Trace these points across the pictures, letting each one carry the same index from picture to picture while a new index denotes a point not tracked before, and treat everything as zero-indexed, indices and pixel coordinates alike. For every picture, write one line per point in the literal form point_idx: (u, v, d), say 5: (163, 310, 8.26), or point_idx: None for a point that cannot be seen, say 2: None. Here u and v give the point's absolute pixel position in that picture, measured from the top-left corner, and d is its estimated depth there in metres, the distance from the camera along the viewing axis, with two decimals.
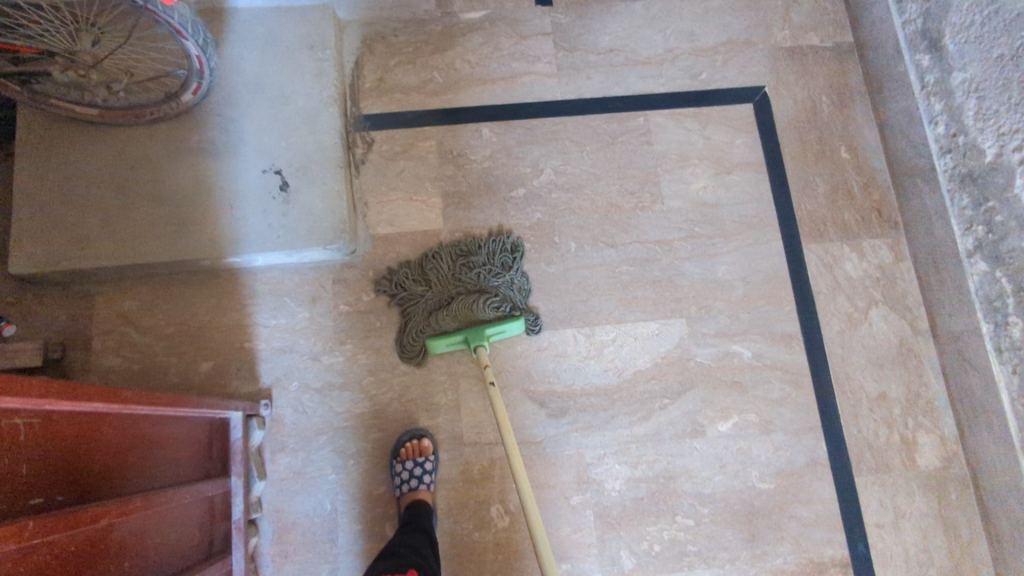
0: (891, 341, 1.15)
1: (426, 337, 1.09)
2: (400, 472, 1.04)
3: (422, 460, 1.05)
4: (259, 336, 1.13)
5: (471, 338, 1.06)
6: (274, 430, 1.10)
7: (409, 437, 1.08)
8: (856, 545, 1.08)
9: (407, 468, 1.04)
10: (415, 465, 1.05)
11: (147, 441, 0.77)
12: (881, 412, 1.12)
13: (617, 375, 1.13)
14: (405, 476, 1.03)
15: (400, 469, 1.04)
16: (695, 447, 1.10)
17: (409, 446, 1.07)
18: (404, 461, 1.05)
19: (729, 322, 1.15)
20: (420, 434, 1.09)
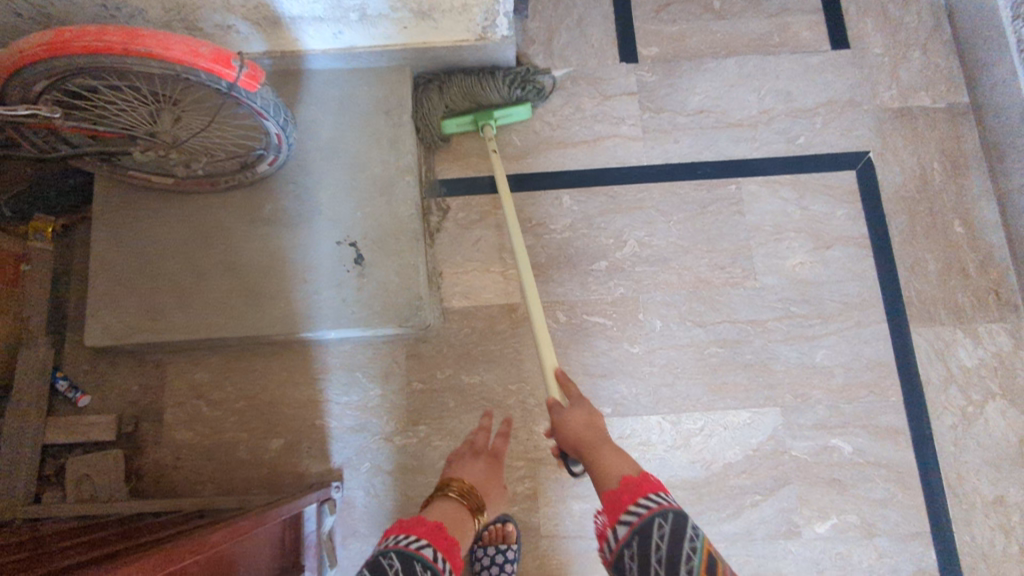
0: (1010, 440, 1.05)
1: (440, 114, 1.18)
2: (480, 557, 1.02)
3: (503, 548, 1.01)
4: (331, 413, 1.10)
5: (480, 118, 1.15)
6: (346, 513, 1.07)
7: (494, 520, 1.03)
8: None
9: (487, 554, 1.01)
10: (495, 551, 1.01)
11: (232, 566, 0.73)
12: (998, 518, 1.03)
13: (705, 468, 1.06)
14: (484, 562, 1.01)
15: (480, 553, 1.02)
16: (790, 549, 1.03)
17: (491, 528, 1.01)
18: (486, 546, 1.02)
19: (828, 413, 1.07)
20: (505, 518, 1.03)
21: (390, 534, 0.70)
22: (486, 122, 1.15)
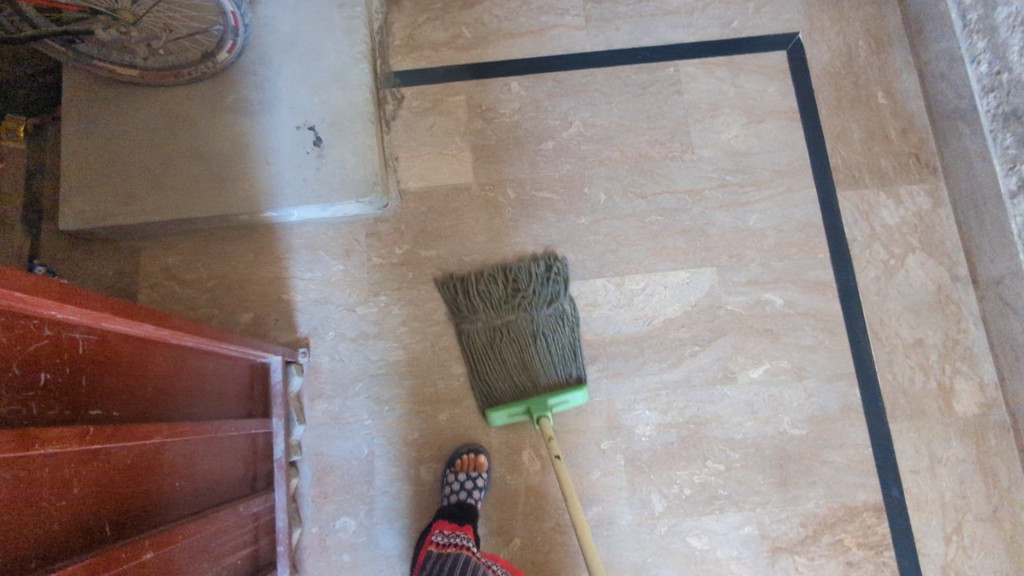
0: (928, 288, 1.13)
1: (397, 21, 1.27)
2: (451, 482, 1.05)
3: (474, 476, 1.05)
4: (296, 288, 1.17)
5: (534, 408, 1.03)
6: (312, 377, 1.13)
7: (467, 450, 1.08)
8: (890, 489, 1.06)
9: (458, 480, 1.04)
10: (467, 478, 1.05)
11: (197, 373, 0.81)
12: (917, 358, 1.11)
13: (647, 324, 1.13)
14: (455, 488, 1.04)
15: (451, 479, 1.05)
16: (726, 393, 1.10)
17: (464, 458, 1.07)
18: (457, 473, 1.05)
19: (761, 271, 1.15)
20: (478, 449, 1.08)
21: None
22: (542, 414, 1.03)
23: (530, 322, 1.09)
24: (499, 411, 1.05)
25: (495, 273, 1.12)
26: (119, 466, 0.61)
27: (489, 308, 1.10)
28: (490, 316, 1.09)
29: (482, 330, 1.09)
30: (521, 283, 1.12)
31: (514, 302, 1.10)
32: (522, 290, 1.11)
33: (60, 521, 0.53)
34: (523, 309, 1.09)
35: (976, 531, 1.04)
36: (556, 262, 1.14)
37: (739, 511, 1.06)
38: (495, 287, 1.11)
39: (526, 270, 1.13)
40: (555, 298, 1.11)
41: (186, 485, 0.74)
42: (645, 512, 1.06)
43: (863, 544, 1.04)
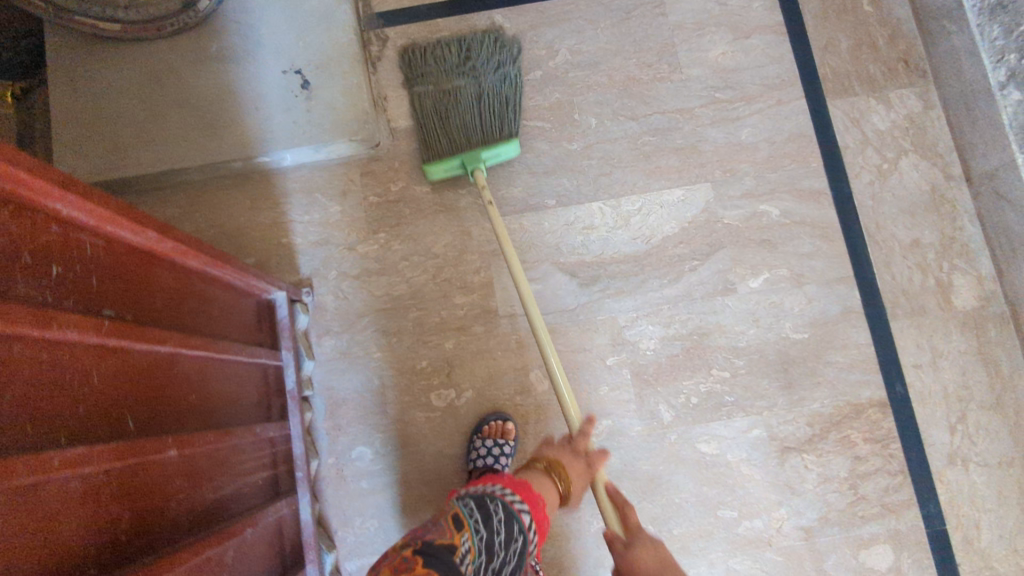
0: (923, 189, 1.13)
1: None
2: (477, 448, 1.05)
3: (501, 443, 1.05)
4: (295, 231, 1.18)
5: (468, 161, 1.09)
6: (319, 316, 1.15)
7: (494, 417, 1.09)
8: (894, 385, 1.08)
9: (485, 446, 1.05)
10: (494, 443, 1.05)
11: (205, 296, 0.82)
12: (916, 257, 1.12)
13: (645, 243, 1.14)
14: (482, 453, 1.04)
15: (478, 444, 1.06)
16: (728, 304, 1.12)
17: (491, 425, 1.08)
18: (485, 439, 1.06)
19: (755, 184, 1.15)
20: (505, 417, 1.09)
21: (499, 481, 0.72)
22: (476, 166, 1.09)
23: (475, 86, 1.14)
24: (435, 163, 1.11)
25: (454, 46, 1.17)
26: (134, 366, 0.63)
27: (438, 66, 1.17)
28: (439, 74, 1.16)
29: (430, 89, 1.16)
30: (473, 52, 1.17)
31: (468, 62, 1.16)
32: (473, 55, 1.17)
33: (85, 408, 0.54)
34: (473, 77, 1.14)
35: (979, 419, 1.07)
36: (509, 40, 1.20)
37: (746, 415, 1.08)
38: (445, 50, 1.18)
39: (472, 40, 1.19)
40: (504, 67, 1.17)
41: (203, 400, 0.76)
42: (654, 423, 1.09)
43: (870, 439, 1.07)
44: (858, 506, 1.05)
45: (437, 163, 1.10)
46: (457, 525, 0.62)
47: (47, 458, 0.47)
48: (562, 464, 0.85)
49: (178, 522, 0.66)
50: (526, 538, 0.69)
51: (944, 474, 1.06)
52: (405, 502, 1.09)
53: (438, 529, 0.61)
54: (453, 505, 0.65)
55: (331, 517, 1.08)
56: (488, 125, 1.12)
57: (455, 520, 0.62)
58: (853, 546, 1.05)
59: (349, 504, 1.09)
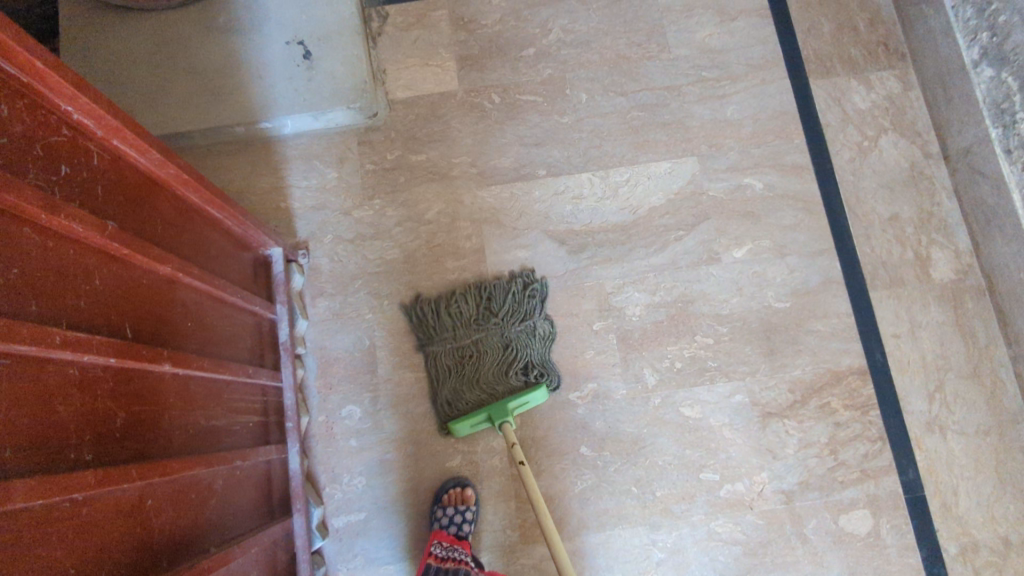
0: (901, 165, 1.18)
1: None
2: (440, 518, 1.04)
3: (462, 510, 1.05)
4: (294, 197, 1.21)
5: (495, 414, 1.03)
6: (313, 278, 1.18)
7: (453, 484, 1.08)
8: (873, 354, 1.10)
9: (446, 515, 1.04)
10: (455, 512, 1.05)
11: (203, 236, 0.84)
12: (895, 231, 1.15)
13: (632, 213, 1.18)
14: (445, 522, 1.03)
15: (440, 514, 1.04)
16: (712, 272, 1.15)
17: (451, 492, 1.07)
18: (445, 508, 1.05)
19: (740, 158, 1.19)
20: (464, 483, 1.08)
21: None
22: (503, 419, 1.02)
23: (501, 337, 1.08)
24: (460, 422, 1.04)
25: (470, 294, 1.12)
26: (133, 277, 0.65)
27: (460, 327, 1.09)
28: (461, 338, 1.08)
29: (450, 353, 1.08)
30: (494, 300, 1.11)
31: (490, 328, 1.08)
32: (495, 309, 1.10)
33: (86, 302, 0.57)
34: (498, 329, 1.08)
35: (957, 388, 1.08)
36: (535, 281, 1.13)
37: (729, 380, 1.10)
38: (466, 307, 1.11)
39: (494, 288, 1.12)
40: (529, 314, 1.10)
41: (196, 331, 0.78)
42: (638, 387, 1.11)
43: (850, 406, 1.08)
44: (838, 471, 1.06)
45: (464, 421, 1.03)
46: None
47: (48, 330, 0.50)
48: None
49: (170, 437, 0.68)
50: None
51: (923, 441, 1.06)
52: (393, 460, 1.11)
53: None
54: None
55: (319, 473, 1.10)
56: (511, 369, 1.05)
57: None
58: (833, 511, 1.05)
59: (336, 461, 1.10)
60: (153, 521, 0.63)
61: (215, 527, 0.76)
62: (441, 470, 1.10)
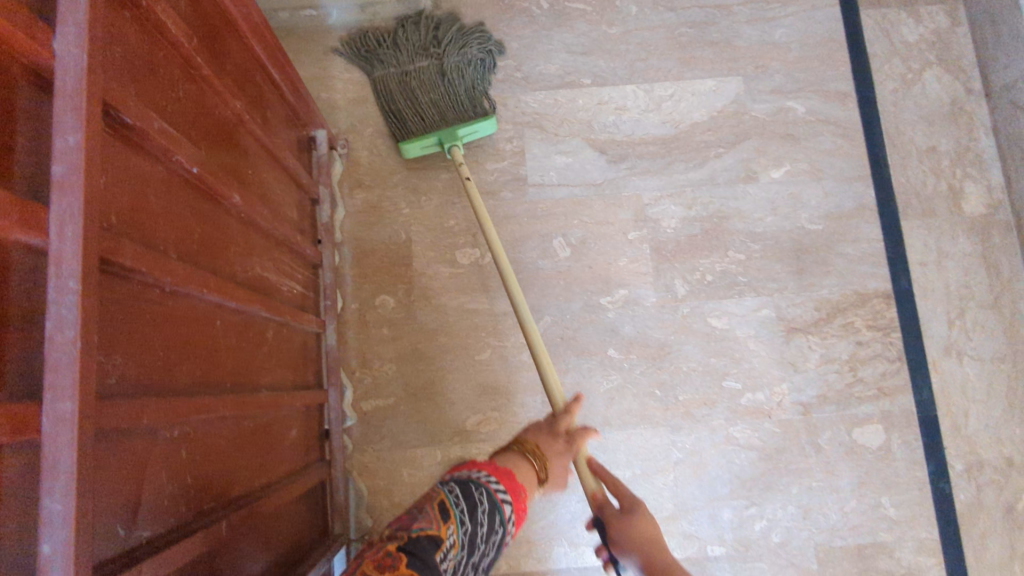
0: (942, 99, 1.18)
1: None
2: None
3: None
4: (336, 88, 1.22)
5: (445, 138, 1.11)
6: (352, 170, 1.19)
7: (464, 469, 1.06)
8: (899, 279, 1.13)
9: None
10: None
11: (263, 95, 0.85)
12: (931, 162, 1.16)
13: (674, 127, 1.19)
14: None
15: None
16: (748, 191, 1.16)
17: None
18: None
19: (784, 81, 1.20)
20: None
21: (483, 466, 0.62)
22: (453, 143, 1.11)
23: (437, 66, 1.16)
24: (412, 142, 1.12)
25: (430, 25, 1.18)
26: (209, 104, 0.66)
27: (403, 46, 1.18)
28: (407, 59, 1.17)
29: (392, 62, 1.18)
30: (441, 31, 1.18)
31: (436, 38, 1.18)
32: (440, 38, 1.17)
33: (176, 110, 0.58)
34: (442, 49, 1.16)
35: (977, 316, 1.11)
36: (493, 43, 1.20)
37: (757, 296, 1.12)
38: (415, 36, 1.18)
39: (432, 21, 1.20)
40: (465, 46, 1.18)
41: (256, 181, 0.79)
42: (668, 295, 1.13)
43: (872, 326, 1.11)
44: (856, 387, 1.09)
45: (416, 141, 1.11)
46: (444, 515, 0.54)
47: (150, 116, 0.50)
48: (542, 450, 0.71)
49: (236, 272, 0.70)
50: (503, 529, 0.59)
51: (939, 364, 1.10)
52: (423, 349, 1.12)
53: (426, 517, 0.53)
54: (435, 488, 0.57)
55: (350, 358, 1.11)
56: (459, 91, 1.15)
57: (442, 509, 0.54)
58: (847, 423, 1.08)
59: (368, 348, 1.12)
60: (222, 341, 0.64)
61: (267, 373, 0.77)
62: (471, 363, 1.11)
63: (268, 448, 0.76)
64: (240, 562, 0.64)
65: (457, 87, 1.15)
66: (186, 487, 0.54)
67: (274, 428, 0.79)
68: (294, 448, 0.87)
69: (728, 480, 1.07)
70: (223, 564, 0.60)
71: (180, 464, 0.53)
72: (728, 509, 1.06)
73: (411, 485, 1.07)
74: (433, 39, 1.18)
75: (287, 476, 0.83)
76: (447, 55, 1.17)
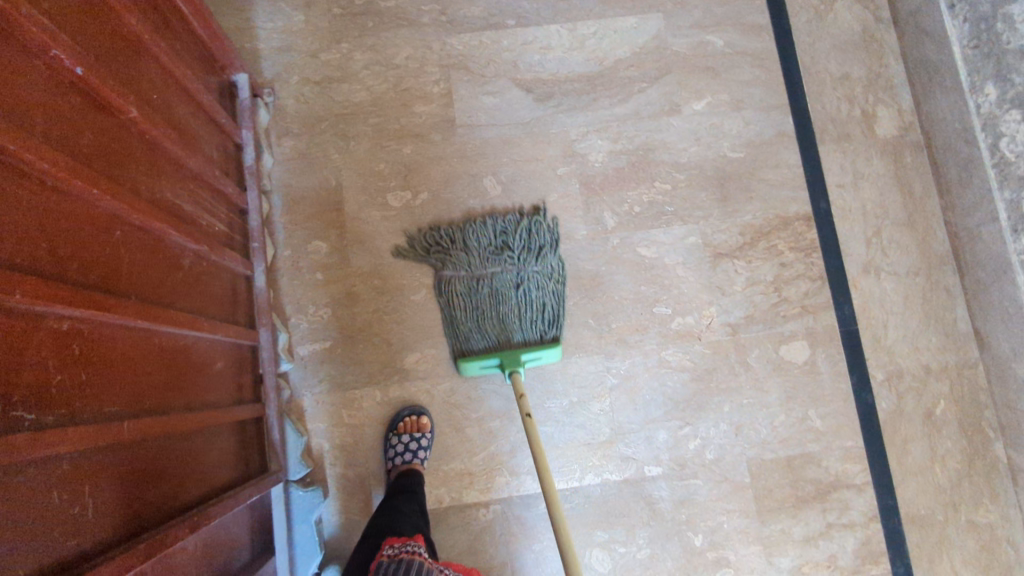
0: (853, 28, 1.22)
1: None
2: (394, 445, 1.03)
3: (418, 436, 1.04)
4: (258, 38, 1.20)
5: (507, 362, 1.03)
6: (279, 119, 1.18)
7: (408, 412, 1.07)
8: (818, 203, 1.17)
9: (402, 441, 1.03)
10: (410, 439, 1.04)
11: (170, 27, 0.84)
12: (844, 90, 1.21)
13: (598, 65, 1.21)
14: (399, 450, 1.02)
15: (395, 442, 1.03)
16: (672, 123, 1.19)
17: (406, 421, 1.06)
18: (401, 435, 1.04)
19: (703, 16, 1.22)
20: (420, 410, 1.07)
21: None
22: (514, 367, 1.03)
23: (515, 274, 1.07)
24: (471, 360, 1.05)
25: (490, 224, 1.10)
26: (99, 17, 0.65)
27: (472, 248, 1.08)
28: (478, 260, 1.07)
29: (463, 271, 1.07)
30: (510, 236, 1.09)
31: (499, 253, 1.07)
32: (482, 251, 1.07)
33: (54, 10, 0.57)
34: (518, 268, 1.07)
35: (892, 233, 1.16)
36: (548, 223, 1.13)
37: (684, 224, 1.15)
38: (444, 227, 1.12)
39: (506, 221, 1.12)
40: (545, 251, 1.09)
41: (165, 109, 0.78)
42: (598, 228, 1.15)
43: (794, 248, 1.15)
44: (781, 306, 1.13)
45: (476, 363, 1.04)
46: None
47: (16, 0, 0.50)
48: None
49: (141, 191, 0.69)
50: None
51: (858, 280, 1.14)
52: (359, 292, 1.12)
53: None
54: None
55: (285, 304, 1.11)
56: (528, 326, 1.05)
57: None
58: (774, 341, 1.12)
59: (302, 293, 1.11)
60: (124, 253, 0.63)
61: (184, 300, 0.77)
62: (406, 302, 1.12)
63: (187, 371, 0.75)
64: (152, 473, 0.64)
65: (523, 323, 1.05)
66: (80, 383, 0.54)
67: (195, 355, 0.78)
68: (221, 381, 0.86)
69: (662, 402, 1.09)
70: (129, 469, 0.60)
71: (72, 359, 0.53)
72: (663, 430, 1.08)
73: (352, 425, 1.08)
74: (487, 246, 1.08)
75: (213, 405, 0.82)
76: (506, 254, 1.07)
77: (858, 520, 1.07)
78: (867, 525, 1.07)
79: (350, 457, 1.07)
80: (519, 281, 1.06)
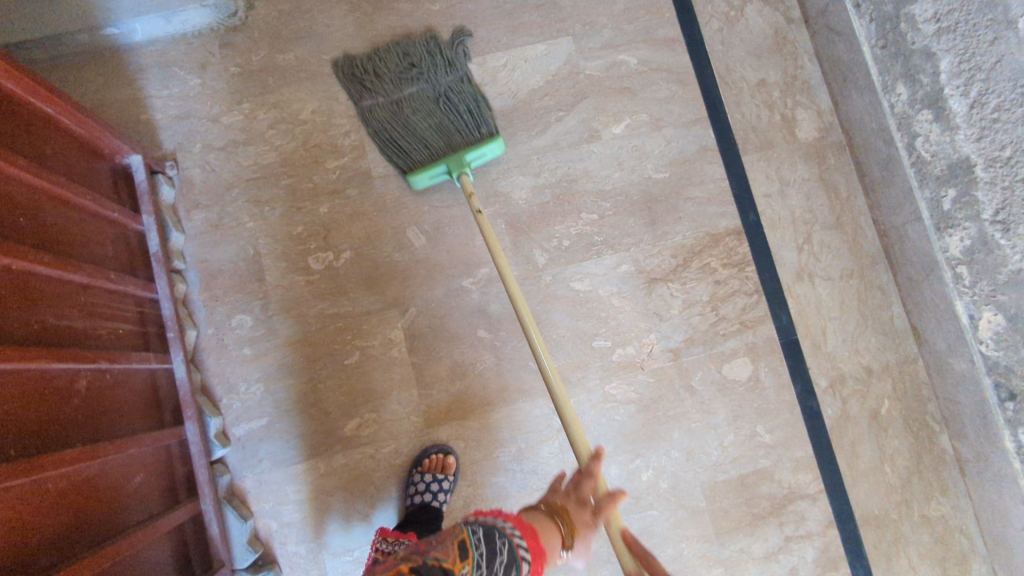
0: (766, 32, 1.20)
1: None
2: (416, 483, 1.02)
3: (439, 477, 1.03)
4: (154, 107, 1.15)
5: (453, 166, 1.06)
6: (186, 191, 1.13)
7: (435, 450, 1.06)
8: (747, 215, 1.15)
9: (424, 480, 1.02)
10: (433, 479, 1.02)
11: (32, 137, 0.79)
12: (763, 96, 1.19)
13: (512, 98, 1.17)
14: (420, 488, 1.01)
15: (417, 479, 1.02)
16: (594, 150, 1.16)
17: (431, 458, 1.05)
18: (423, 474, 1.03)
19: (613, 35, 1.19)
20: (446, 449, 1.07)
21: (508, 520, 0.67)
22: (461, 171, 1.06)
23: (430, 88, 1.11)
24: (423, 173, 1.07)
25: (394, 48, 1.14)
26: None
27: (384, 76, 1.12)
28: (392, 86, 1.11)
29: (384, 101, 1.10)
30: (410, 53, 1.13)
31: (407, 73, 1.11)
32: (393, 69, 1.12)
33: None
34: (429, 78, 1.11)
35: (823, 238, 1.15)
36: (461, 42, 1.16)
37: (615, 253, 1.13)
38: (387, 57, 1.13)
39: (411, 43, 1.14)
40: (451, 61, 1.14)
41: (30, 230, 0.74)
42: (529, 267, 1.13)
43: (727, 264, 1.14)
44: (719, 325, 1.12)
45: (423, 172, 1.06)
46: (462, 555, 0.61)
47: None
48: (570, 514, 0.73)
49: (8, 334, 0.65)
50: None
51: (794, 289, 1.14)
52: (290, 364, 1.09)
53: (443, 548, 0.61)
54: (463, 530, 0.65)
55: (214, 386, 1.07)
56: (460, 132, 1.08)
57: (460, 546, 0.61)
58: (716, 361, 1.11)
59: (232, 371, 1.08)
60: None
61: (81, 430, 0.73)
62: (340, 368, 1.09)
63: (94, 504, 0.72)
64: None
65: (455, 116, 1.08)
66: None
67: (105, 482, 0.75)
68: (142, 494, 0.83)
69: (611, 438, 1.09)
70: None
71: None
72: (614, 465, 1.08)
73: (299, 500, 1.06)
74: (400, 76, 1.11)
75: (133, 525, 0.79)
76: (415, 75, 1.11)
77: (815, 530, 1.08)
78: (824, 534, 1.08)
79: (301, 534, 1.05)
80: (424, 80, 1.11)
